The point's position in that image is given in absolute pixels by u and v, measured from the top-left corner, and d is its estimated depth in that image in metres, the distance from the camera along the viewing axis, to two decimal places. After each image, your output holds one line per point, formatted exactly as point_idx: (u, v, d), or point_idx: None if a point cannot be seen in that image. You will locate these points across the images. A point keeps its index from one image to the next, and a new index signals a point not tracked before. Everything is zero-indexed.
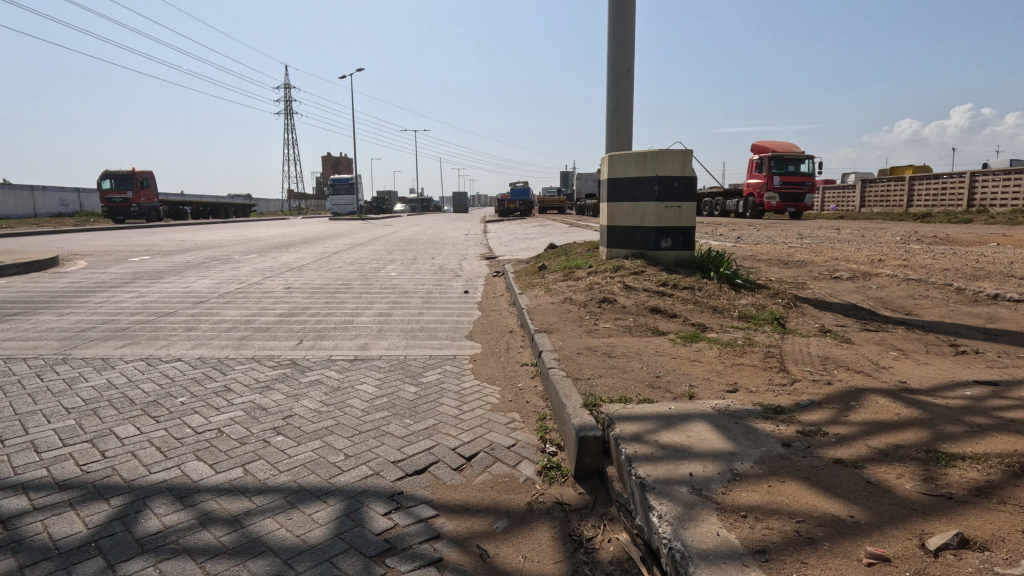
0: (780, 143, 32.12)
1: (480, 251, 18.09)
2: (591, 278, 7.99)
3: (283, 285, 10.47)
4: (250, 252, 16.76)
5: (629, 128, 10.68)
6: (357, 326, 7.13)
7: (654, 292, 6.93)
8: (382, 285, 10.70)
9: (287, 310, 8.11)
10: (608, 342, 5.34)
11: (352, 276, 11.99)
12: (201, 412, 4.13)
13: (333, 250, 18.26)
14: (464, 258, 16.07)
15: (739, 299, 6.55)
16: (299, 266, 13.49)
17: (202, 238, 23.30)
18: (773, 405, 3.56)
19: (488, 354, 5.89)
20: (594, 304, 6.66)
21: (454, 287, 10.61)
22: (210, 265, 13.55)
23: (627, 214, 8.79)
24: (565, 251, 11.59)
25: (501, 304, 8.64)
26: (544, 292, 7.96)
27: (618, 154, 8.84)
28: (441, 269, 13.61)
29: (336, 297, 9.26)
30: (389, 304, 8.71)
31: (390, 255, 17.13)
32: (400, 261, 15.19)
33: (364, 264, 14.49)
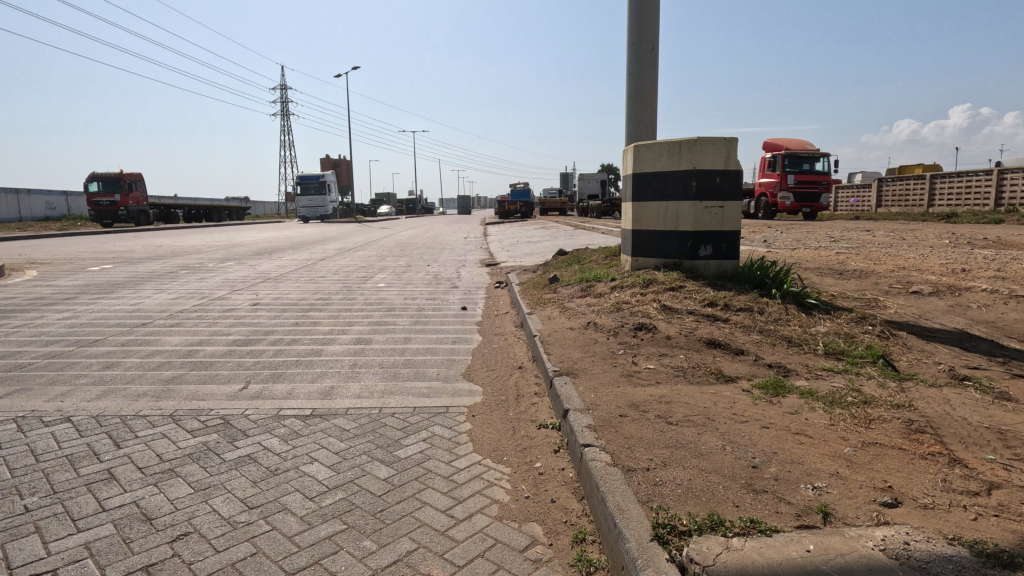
0: (795, 141, 30.66)
1: (481, 257, 16.63)
2: (617, 296, 6.52)
3: (251, 301, 8.98)
4: (227, 259, 15.23)
5: (653, 116, 9.20)
6: (325, 360, 5.64)
7: (702, 316, 5.46)
8: (366, 300, 9.22)
9: (242, 336, 6.61)
10: (658, 394, 3.87)
11: (334, 288, 10.51)
12: (37, 536, 2.62)
13: (321, 256, 16.82)
14: (464, 265, 14.61)
15: (816, 326, 5.09)
16: (276, 276, 11.99)
17: (184, 242, 21.88)
18: (987, 545, 2.07)
19: (493, 405, 4.39)
20: (627, 334, 5.18)
21: (450, 301, 9.15)
22: (177, 275, 12.08)
23: (657, 216, 7.30)
24: (578, 259, 10.08)
25: (506, 326, 7.16)
26: (559, 313, 6.49)
27: (644, 144, 7.36)
28: (436, 278, 12.11)
29: (307, 317, 7.76)
30: (371, 326, 7.23)
31: (381, 262, 15.59)
32: (392, 269, 13.71)
33: (351, 273, 12.98)
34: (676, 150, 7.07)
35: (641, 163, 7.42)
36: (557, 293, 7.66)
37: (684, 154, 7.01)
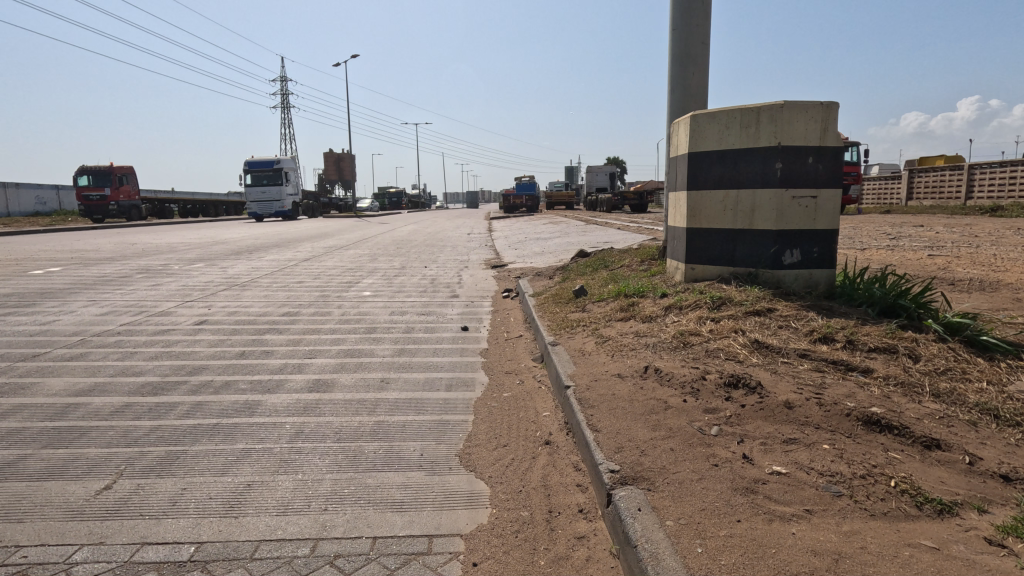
0: None
1: (486, 257, 14.84)
2: (678, 323, 4.68)
3: (196, 318, 7.14)
4: (196, 260, 13.38)
5: (706, 83, 7.26)
6: (255, 426, 3.79)
7: (824, 363, 3.60)
8: (342, 316, 7.35)
9: (154, 379, 4.75)
10: (826, 549, 2.03)
11: (308, 298, 8.72)
12: None
13: (308, 255, 15.07)
14: (466, 266, 12.80)
15: (1014, 383, 3.23)
16: (245, 282, 10.20)
17: (162, 238, 20.18)
18: None
19: (511, 536, 2.55)
20: (716, 395, 3.34)
21: (447, 317, 7.32)
22: (130, 281, 10.31)
23: (723, 208, 5.45)
24: (607, 263, 8.19)
25: (522, 358, 5.34)
26: (597, 346, 4.66)
27: (706, 113, 5.53)
28: (434, 285, 10.25)
29: (258, 344, 5.92)
30: (341, 359, 5.41)
31: (373, 263, 13.69)
32: (385, 272, 11.94)
33: (335, 277, 11.10)
34: (750, 120, 5.23)
35: (701, 139, 5.59)
36: (587, 311, 5.84)
37: (762, 126, 5.15)
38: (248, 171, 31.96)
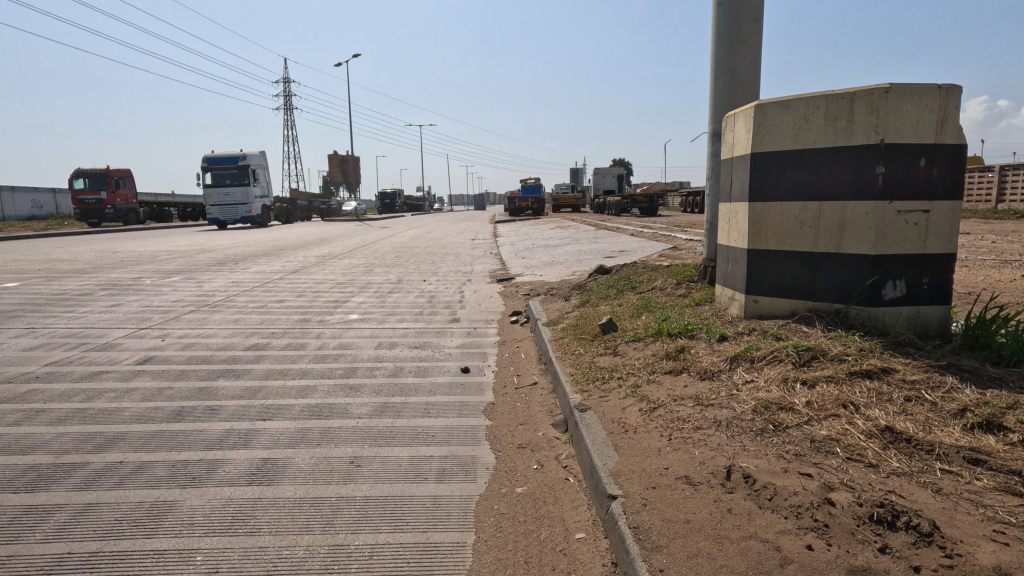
0: None
1: (492, 268, 13.63)
2: (754, 387, 3.43)
3: (141, 354, 5.91)
4: (173, 273, 12.14)
5: (757, 68, 5.92)
6: (145, 564, 2.53)
7: (1013, 477, 2.34)
8: (318, 352, 6.09)
9: (45, 461, 3.52)
10: None
11: (285, 324, 7.49)
12: None
13: (299, 266, 13.85)
14: (469, 280, 11.58)
15: None
16: (218, 302, 8.98)
17: (148, 245, 19.00)
18: None
19: None
20: (860, 541, 2.09)
21: (444, 352, 6.07)
22: (89, 299, 9.10)
23: (799, 225, 4.23)
24: (634, 285, 6.93)
25: (540, 421, 4.11)
26: (645, 420, 3.41)
27: (776, 101, 4.27)
28: (432, 305, 8.97)
29: (203, 398, 4.67)
30: (302, 423, 4.16)
31: (368, 275, 12.48)
32: (379, 287, 10.73)
33: (321, 295, 9.84)
34: (840, 109, 3.95)
35: (769, 134, 4.35)
36: (620, 354, 4.60)
37: (856, 117, 3.88)
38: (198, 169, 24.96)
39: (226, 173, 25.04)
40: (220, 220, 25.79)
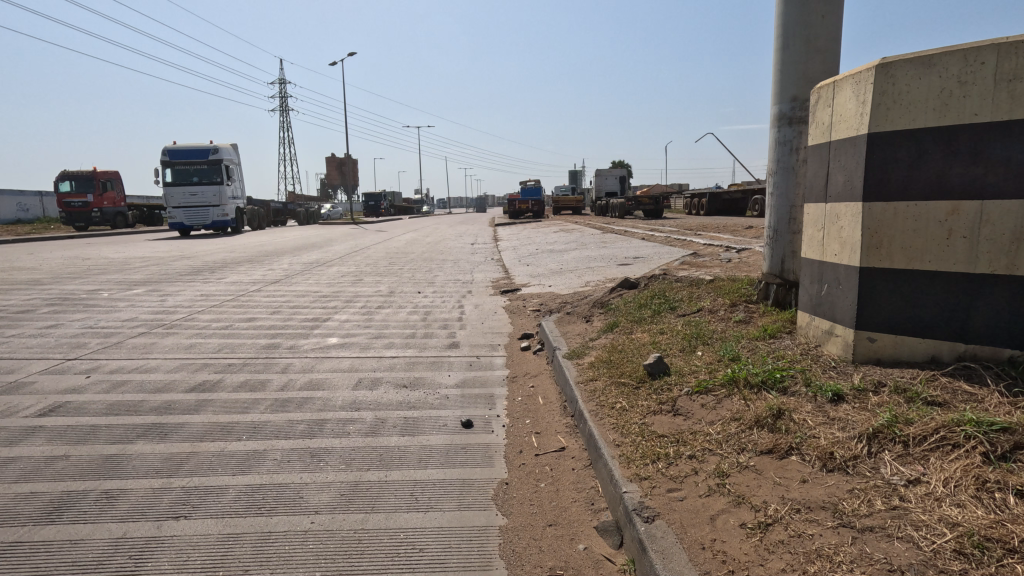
0: None
1: (495, 277, 12.36)
2: (931, 497, 2.15)
3: (50, 400, 4.59)
4: (137, 285, 10.81)
5: (839, 32, 4.63)
6: None
7: None
8: (279, 395, 4.78)
9: None
10: None
11: (248, 352, 6.18)
12: None
13: (281, 275, 12.52)
14: (470, 292, 10.30)
15: None
16: (176, 321, 7.66)
17: (124, 251, 17.67)
18: None
19: None
20: None
21: (441, 396, 4.77)
22: (24, 319, 7.76)
23: (945, 236, 2.94)
24: (674, 306, 5.63)
25: (580, 527, 2.81)
26: (759, 552, 2.13)
27: (910, 58, 2.99)
28: (427, 324, 7.66)
29: (104, 476, 3.36)
30: (233, 526, 2.85)
31: (357, 286, 11.18)
32: (368, 302, 9.43)
33: (299, 312, 8.53)
34: (1020, 64, 2.66)
35: (897, 105, 3.07)
36: (684, 414, 3.33)
37: None
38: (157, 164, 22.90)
39: (197, 170, 23.23)
40: (184, 226, 23.46)
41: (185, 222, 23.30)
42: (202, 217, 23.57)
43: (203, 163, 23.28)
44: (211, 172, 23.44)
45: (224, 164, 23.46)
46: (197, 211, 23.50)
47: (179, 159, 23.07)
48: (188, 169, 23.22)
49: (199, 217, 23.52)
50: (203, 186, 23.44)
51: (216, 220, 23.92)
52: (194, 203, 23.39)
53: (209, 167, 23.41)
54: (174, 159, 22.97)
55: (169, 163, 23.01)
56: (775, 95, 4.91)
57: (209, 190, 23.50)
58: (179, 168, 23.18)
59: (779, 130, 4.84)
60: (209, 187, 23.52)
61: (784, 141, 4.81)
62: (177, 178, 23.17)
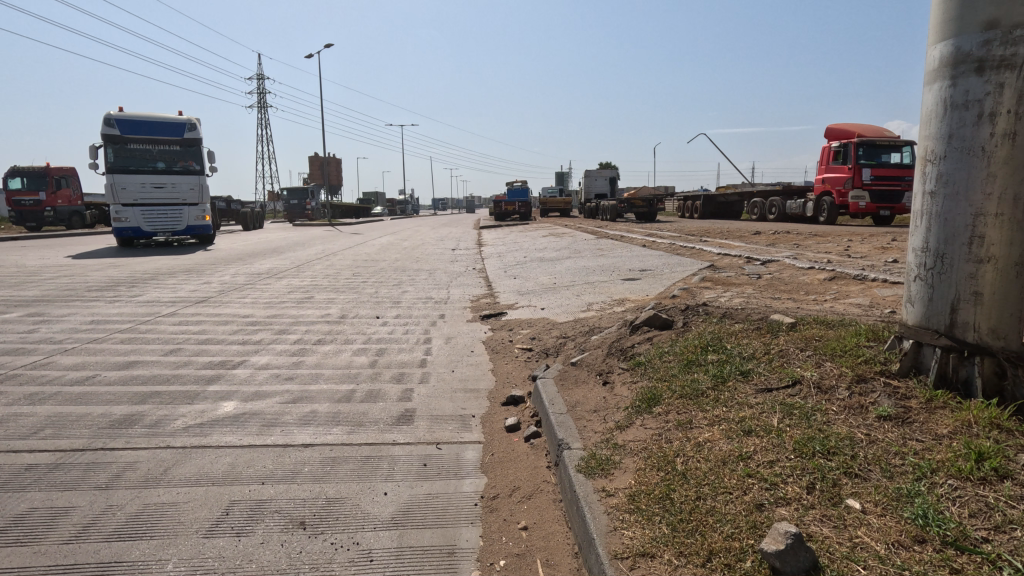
0: (867, 128, 24.90)
1: (475, 295, 10.28)
2: None
3: None
4: (19, 307, 8.47)
5: None
6: None
7: None
8: (58, 558, 2.61)
9: None
10: None
11: (81, 435, 3.95)
12: None
13: (215, 292, 10.24)
14: (442, 318, 8.20)
15: None
16: (15, 372, 5.37)
17: (46, 258, 15.19)
18: None
19: None
20: None
21: (358, 558, 2.64)
22: None
23: None
24: (746, 377, 3.56)
25: None
26: None
27: None
28: (373, 374, 5.50)
29: None
30: None
31: (303, 307, 8.97)
32: (308, 333, 7.25)
33: (207, 351, 6.31)
34: None
35: None
36: None
37: None
38: (106, 141, 17.93)
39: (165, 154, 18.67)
40: (143, 231, 18.66)
41: (141, 225, 18.58)
42: (164, 220, 19.06)
43: (173, 144, 18.81)
44: (182, 157, 18.98)
45: (202, 147, 19.20)
46: (157, 210, 18.90)
47: (140, 136, 18.30)
48: (151, 153, 18.54)
49: (160, 218, 18.94)
50: (171, 176, 18.96)
51: (186, 223, 19.45)
52: (158, 200, 18.79)
53: (180, 151, 19.00)
54: (133, 135, 18.21)
55: (124, 140, 18.19)
56: (944, 25, 2.89)
57: (182, 182, 19.07)
58: (139, 148, 18.39)
59: (955, 83, 2.81)
60: (179, 177, 19.07)
61: (963, 101, 2.78)
62: (136, 163, 18.38)
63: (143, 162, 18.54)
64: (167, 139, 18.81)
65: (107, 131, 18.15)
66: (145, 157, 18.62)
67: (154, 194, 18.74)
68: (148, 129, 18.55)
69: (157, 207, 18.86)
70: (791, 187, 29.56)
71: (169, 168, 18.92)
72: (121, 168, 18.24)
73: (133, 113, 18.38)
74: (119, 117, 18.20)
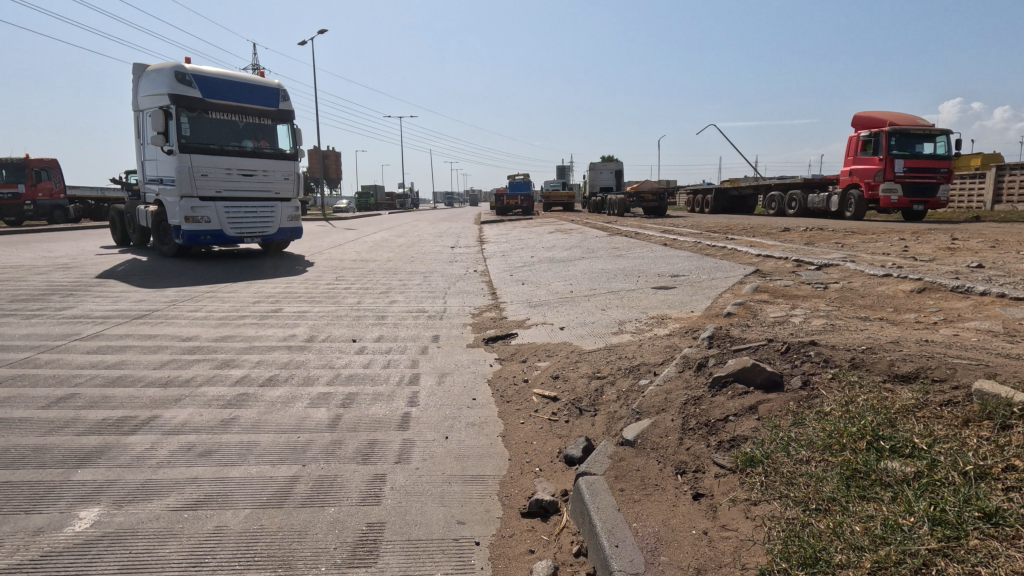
0: (899, 115, 23.06)
1: (476, 307, 8.54)
2: None
3: None
4: None
5: None
6: None
7: None
8: None
9: None
10: None
11: None
12: None
13: (165, 304, 8.49)
14: (435, 342, 6.46)
15: None
16: None
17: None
18: None
19: None
20: None
21: None
22: None
23: None
24: (1005, 535, 1.83)
25: None
26: None
27: None
28: (330, 447, 3.76)
29: None
30: None
31: (265, 326, 7.20)
32: (258, 367, 5.50)
33: (108, 400, 4.56)
34: None
35: None
36: None
37: None
38: (178, 105, 12.07)
39: (253, 128, 13.05)
40: (222, 238, 12.73)
41: (225, 229, 12.68)
42: (254, 223, 13.24)
43: (267, 116, 13.27)
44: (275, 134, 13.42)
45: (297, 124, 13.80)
46: (245, 208, 13.04)
47: (221, 102, 12.63)
48: (236, 126, 12.82)
49: (250, 220, 13.11)
50: (262, 161, 13.20)
51: (279, 227, 13.81)
52: (246, 194, 12.98)
53: (273, 127, 13.42)
54: (215, 99, 12.52)
55: (204, 107, 12.40)
56: None
57: (277, 169, 13.41)
58: (219, 118, 12.63)
59: None
60: (272, 163, 13.33)
61: None
62: (216, 139, 12.52)
63: (224, 138, 12.70)
64: (258, 109, 13.25)
65: (179, 90, 12.22)
66: (227, 131, 12.78)
67: (243, 184, 12.86)
68: (229, 92, 12.88)
69: (246, 203, 13.03)
70: (811, 179, 27.76)
71: (260, 149, 13.19)
72: (199, 146, 12.28)
73: (212, 68, 12.78)
74: (190, 73, 12.45)
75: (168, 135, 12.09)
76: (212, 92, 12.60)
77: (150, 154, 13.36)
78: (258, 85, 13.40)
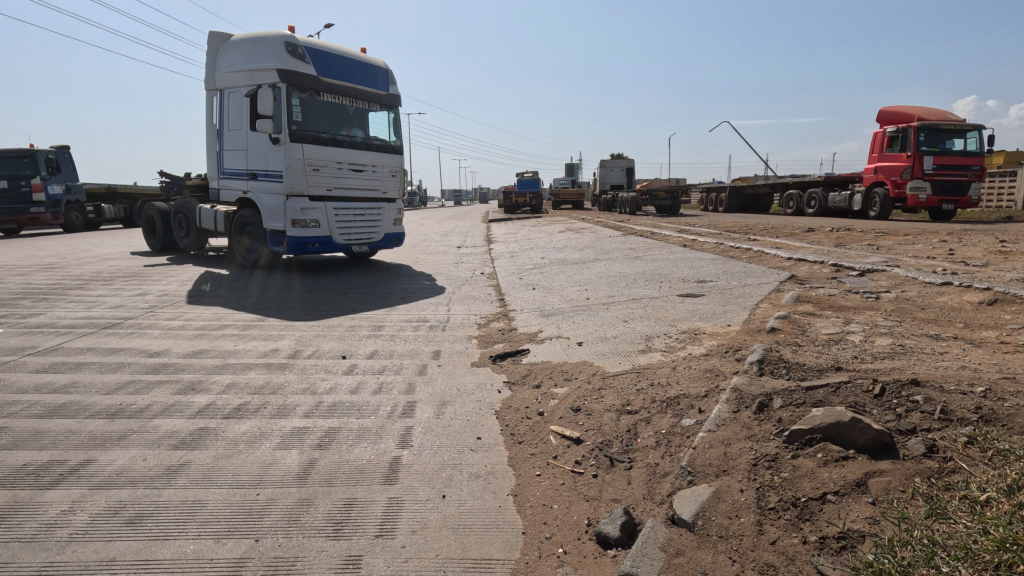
0: (927, 110, 21.99)
1: (482, 315, 7.72)
2: None
3: None
4: None
5: None
6: None
7: None
8: None
9: None
10: None
11: None
12: None
13: (142, 311, 7.75)
14: (434, 360, 5.64)
15: None
16: None
17: None
18: None
19: None
20: None
21: None
22: None
23: None
24: None
25: None
26: None
27: None
28: (295, 510, 2.95)
29: None
30: None
31: (246, 338, 6.42)
32: (227, 391, 4.71)
33: (37, 437, 3.78)
34: None
35: None
36: None
37: None
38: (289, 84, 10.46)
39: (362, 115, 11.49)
40: (327, 246, 11.07)
41: (335, 235, 11.07)
42: (361, 228, 11.66)
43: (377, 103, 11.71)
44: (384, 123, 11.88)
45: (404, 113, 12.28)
46: (353, 210, 11.41)
47: (332, 82, 11.05)
48: (347, 110, 11.23)
49: (357, 224, 11.49)
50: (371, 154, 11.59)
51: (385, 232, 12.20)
52: (353, 193, 11.34)
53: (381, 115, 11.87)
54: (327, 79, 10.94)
55: (317, 88, 10.82)
56: None
57: (385, 164, 11.83)
58: (331, 102, 11.05)
59: None
60: (380, 156, 11.73)
61: None
62: (327, 127, 10.94)
63: (334, 125, 11.10)
64: (368, 93, 11.68)
65: (291, 65, 10.58)
66: (337, 118, 11.17)
67: (352, 181, 11.24)
68: (339, 71, 11.29)
69: (354, 204, 11.41)
70: (832, 177, 26.71)
71: (370, 140, 11.60)
72: (310, 135, 10.68)
73: (324, 42, 11.18)
74: (301, 44, 10.81)
75: (277, 121, 10.41)
76: (325, 71, 11.01)
77: (232, 142, 11.51)
78: (365, 64, 11.81)
